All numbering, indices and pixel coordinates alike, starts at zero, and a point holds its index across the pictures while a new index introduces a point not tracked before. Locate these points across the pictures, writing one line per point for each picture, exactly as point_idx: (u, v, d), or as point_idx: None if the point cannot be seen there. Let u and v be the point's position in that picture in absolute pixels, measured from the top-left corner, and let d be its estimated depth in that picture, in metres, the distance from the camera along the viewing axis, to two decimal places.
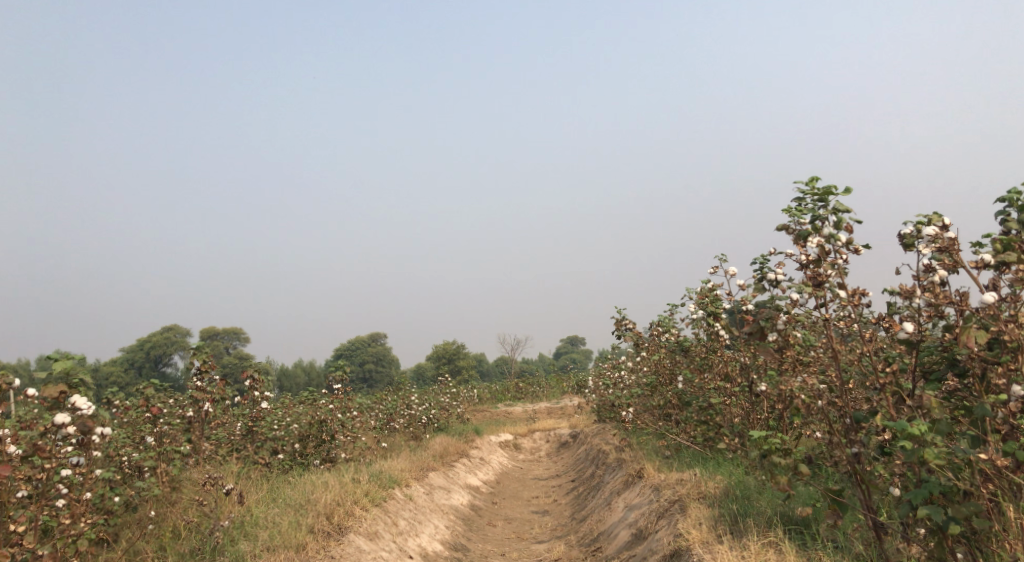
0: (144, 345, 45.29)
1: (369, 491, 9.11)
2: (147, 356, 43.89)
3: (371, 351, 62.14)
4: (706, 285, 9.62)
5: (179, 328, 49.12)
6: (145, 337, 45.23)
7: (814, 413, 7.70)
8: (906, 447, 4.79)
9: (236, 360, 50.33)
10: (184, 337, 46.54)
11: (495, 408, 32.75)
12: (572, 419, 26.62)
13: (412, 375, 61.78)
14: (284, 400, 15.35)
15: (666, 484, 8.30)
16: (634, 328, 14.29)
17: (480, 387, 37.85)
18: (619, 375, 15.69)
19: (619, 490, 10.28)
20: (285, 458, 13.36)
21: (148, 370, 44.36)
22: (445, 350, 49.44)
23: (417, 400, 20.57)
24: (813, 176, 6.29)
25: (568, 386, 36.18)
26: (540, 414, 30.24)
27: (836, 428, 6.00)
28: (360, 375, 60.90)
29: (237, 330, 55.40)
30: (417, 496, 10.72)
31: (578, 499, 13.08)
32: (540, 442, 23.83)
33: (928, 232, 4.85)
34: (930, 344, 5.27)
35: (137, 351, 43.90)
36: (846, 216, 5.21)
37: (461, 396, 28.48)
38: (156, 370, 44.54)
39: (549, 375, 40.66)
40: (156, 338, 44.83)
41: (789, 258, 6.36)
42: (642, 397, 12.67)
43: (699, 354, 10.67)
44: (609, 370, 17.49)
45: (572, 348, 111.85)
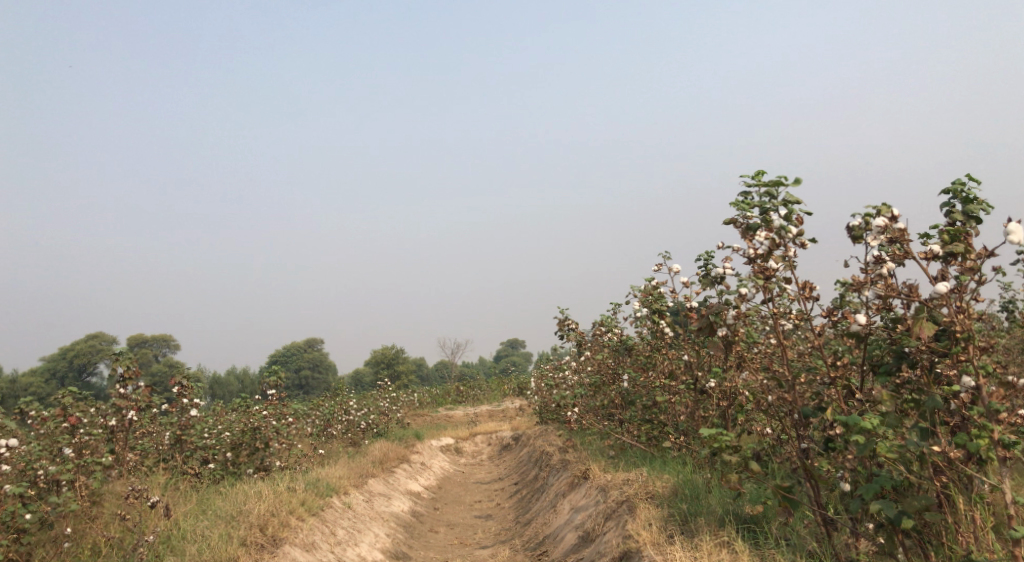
0: (65, 353, 43.11)
1: (306, 500, 8.69)
2: (70, 365, 41.77)
3: (307, 356, 60.70)
4: (650, 283, 9.57)
5: (104, 336, 47.06)
6: (66, 345, 43.13)
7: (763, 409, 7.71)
8: (859, 441, 4.75)
9: (165, 368, 48.37)
10: (109, 345, 44.48)
11: (435, 412, 32.31)
12: (513, 421, 26.44)
13: (350, 381, 60.63)
14: (215, 407, 14.70)
15: (613, 485, 8.17)
16: (577, 328, 14.21)
17: (420, 391, 37.33)
18: (561, 377, 15.58)
19: (564, 492, 10.12)
20: (217, 467, 12.75)
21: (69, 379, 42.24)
22: (384, 355, 48.62)
23: (355, 406, 20.06)
24: (761, 170, 6.27)
25: (509, 389, 36.02)
26: (481, 418, 29.96)
27: (784, 424, 5.96)
28: (296, 381, 59.43)
29: (166, 337, 53.29)
30: (356, 504, 10.34)
31: (522, 502, 12.89)
32: (481, 445, 23.56)
33: (878, 223, 4.85)
34: (877, 337, 5.28)
35: (58, 360, 41.69)
36: (796, 207, 5.15)
37: (400, 400, 27.96)
38: (79, 379, 42.46)
39: (490, 378, 40.40)
40: (79, 346, 42.85)
41: (735, 251, 6.31)
42: (586, 397, 12.57)
43: (643, 353, 10.62)
44: (551, 371, 17.37)
45: (512, 352, 111.78)
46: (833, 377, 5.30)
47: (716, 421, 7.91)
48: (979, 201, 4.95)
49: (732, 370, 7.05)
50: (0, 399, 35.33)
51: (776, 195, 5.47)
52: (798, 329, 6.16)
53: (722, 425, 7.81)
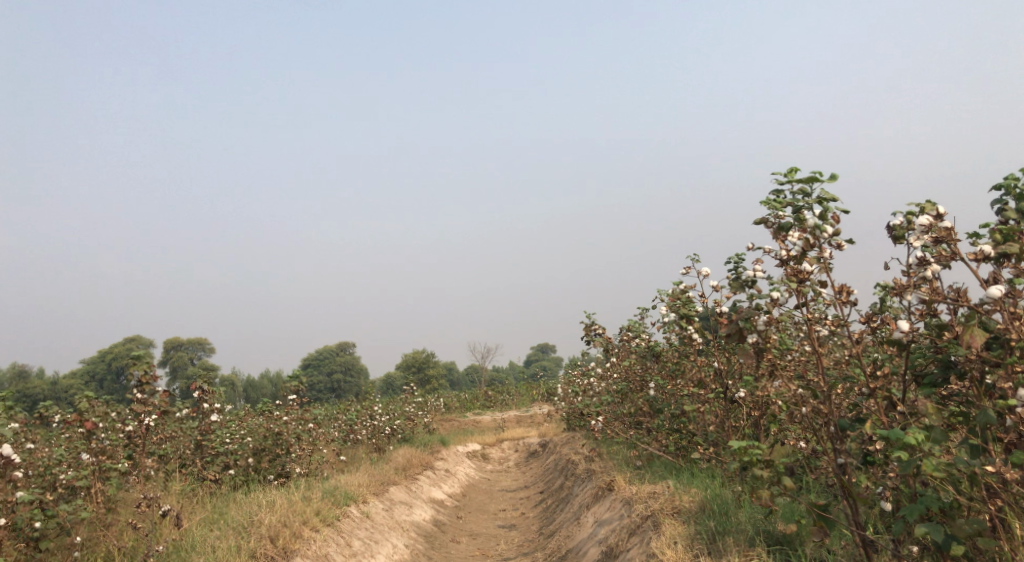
0: (104, 356, 43.92)
1: (320, 510, 8.46)
2: (108, 368, 42.45)
3: (338, 360, 61.00)
4: (677, 287, 9.20)
5: (141, 339, 47.85)
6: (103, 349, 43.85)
7: (801, 419, 7.30)
8: (902, 458, 4.36)
9: (199, 371, 48.92)
10: (146, 349, 45.14)
11: (463, 417, 32.08)
12: (541, 427, 26.10)
13: (380, 385, 60.76)
14: (239, 412, 14.62)
15: (638, 498, 7.81)
16: (604, 333, 13.85)
17: (449, 396, 37.18)
18: (588, 383, 15.23)
19: (588, 503, 9.78)
20: (238, 473, 12.63)
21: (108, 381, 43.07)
22: (415, 360, 48.55)
23: (381, 411, 19.90)
24: (793, 167, 5.91)
25: (538, 394, 35.68)
26: (509, 423, 29.65)
27: (819, 437, 5.57)
28: (327, 385, 59.73)
29: (201, 341, 53.91)
30: (375, 513, 10.11)
31: (546, 512, 12.57)
32: (509, 452, 23.26)
33: (922, 221, 4.48)
34: (921, 345, 4.88)
35: (96, 363, 42.43)
36: (833, 203, 4.79)
37: (428, 405, 27.79)
38: (116, 382, 43.16)
39: (519, 383, 40.08)
40: (117, 350, 43.57)
41: (766, 253, 5.95)
42: (612, 405, 12.21)
43: (671, 360, 10.24)
44: (578, 378, 17.01)
45: (542, 356, 111.23)
46: (872, 388, 4.91)
47: (747, 432, 7.53)
48: None
49: (763, 379, 6.66)
50: (39, 401, 36.01)
51: (810, 193, 5.10)
52: (834, 336, 5.76)
53: (753, 437, 7.43)
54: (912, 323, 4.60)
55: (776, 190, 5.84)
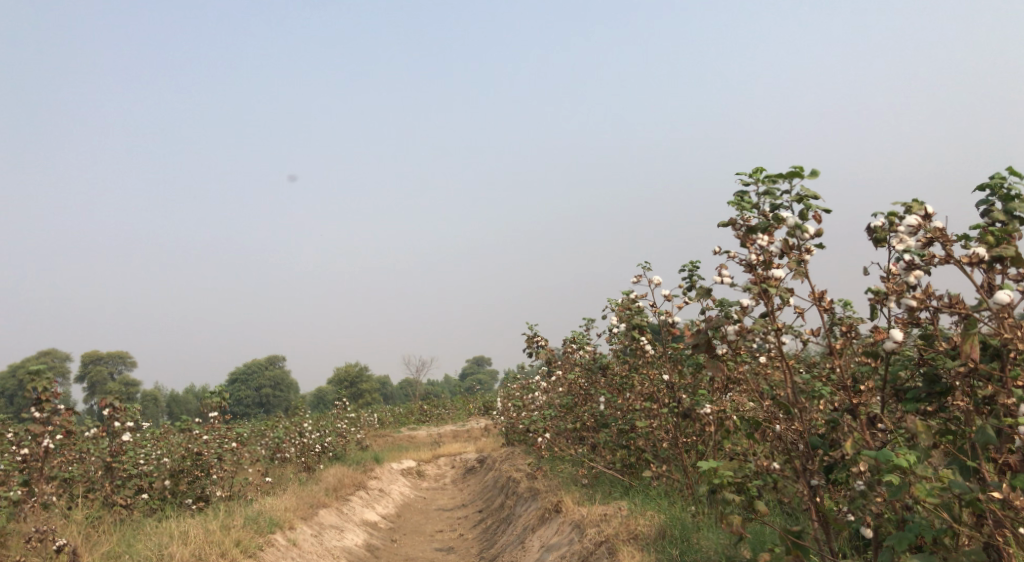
0: (17, 370, 41.31)
1: (241, 540, 7.63)
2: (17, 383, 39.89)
3: (270, 374, 58.96)
4: (627, 297, 8.77)
5: (55, 351, 45.13)
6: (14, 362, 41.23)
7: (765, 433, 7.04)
8: (893, 481, 3.98)
9: (120, 387, 46.46)
10: (61, 363, 42.57)
11: (398, 433, 31.12)
12: (478, 442, 25.47)
13: (311, 400, 58.93)
14: (153, 431, 13.50)
15: (589, 522, 7.30)
16: (547, 345, 13.37)
17: (384, 411, 36.10)
18: (529, 397, 14.72)
19: (533, 526, 9.22)
20: (151, 498, 11.57)
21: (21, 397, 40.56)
22: (348, 373, 47.15)
23: (310, 428, 18.90)
24: (758, 169, 5.59)
25: (474, 408, 35.00)
26: (446, 439, 28.86)
27: (791, 457, 5.16)
28: (256, 400, 57.57)
29: (122, 354, 51.11)
30: (302, 540, 9.31)
31: (486, 534, 11.96)
32: (445, 468, 22.54)
33: (911, 221, 4.15)
34: (905, 356, 4.50)
35: (5, 377, 39.79)
36: (816, 200, 4.40)
37: (361, 421, 26.77)
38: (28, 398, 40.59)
39: (455, 396, 39.31)
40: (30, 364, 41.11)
41: (729, 258, 5.56)
42: (556, 419, 11.73)
43: (618, 373, 9.81)
44: (518, 392, 16.44)
45: (478, 370, 110.46)
46: (854, 404, 4.51)
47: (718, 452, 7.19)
48: (1022, 197, 4.23)
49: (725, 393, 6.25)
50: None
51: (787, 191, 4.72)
52: (806, 346, 5.35)
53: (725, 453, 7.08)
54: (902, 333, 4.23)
55: (741, 192, 5.48)
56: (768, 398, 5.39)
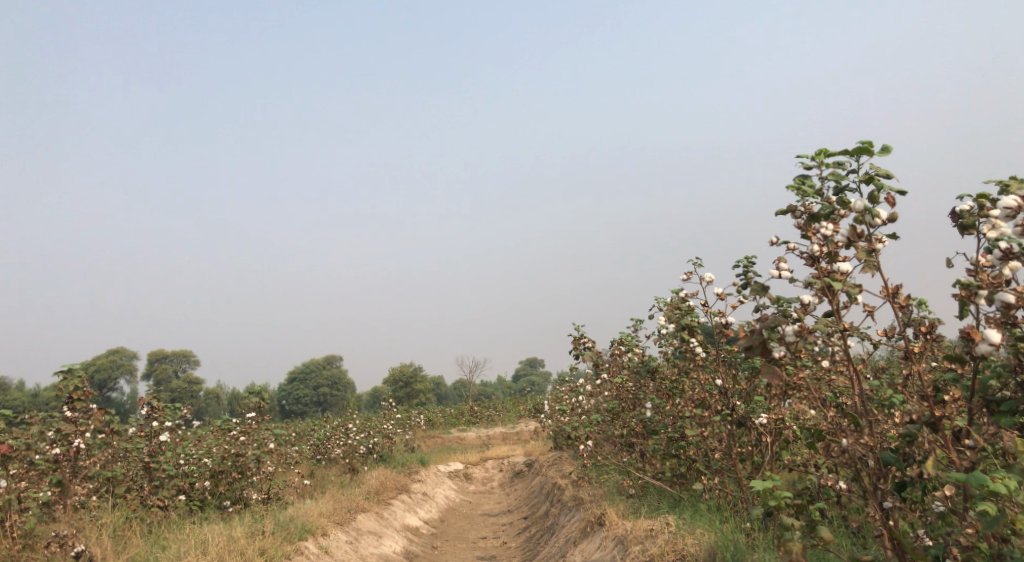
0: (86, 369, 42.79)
1: (266, 548, 7.32)
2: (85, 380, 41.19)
3: (325, 374, 59.62)
4: (676, 296, 8.17)
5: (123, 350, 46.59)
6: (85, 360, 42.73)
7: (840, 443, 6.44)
8: (988, 510, 3.39)
9: (182, 385, 47.60)
10: (128, 361, 43.82)
11: (448, 434, 30.85)
12: (527, 445, 24.95)
13: (365, 400, 59.36)
14: (195, 430, 13.45)
15: (633, 538, 6.76)
16: (594, 346, 12.80)
17: (435, 411, 35.91)
18: (576, 401, 14.16)
19: (575, 538, 8.71)
20: (190, 499, 11.48)
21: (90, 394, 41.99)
22: (400, 373, 47.21)
23: (356, 429, 18.71)
24: (822, 148, 4.94)
25: (525, 410, 34.48)
26: (495, 441, 28.43)
27: (861, 476, 4.52)
28: (312, 399, 58.31)
29: (186, 353, 52.25)
30: (335, 547, 8.99)
31: (530, 543, 11.49)
32: (493, 471, 22.09)
33: (1008, 202, 3.51)
34: (999, 362, 3.82)
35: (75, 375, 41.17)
36: (890, 178, 3.71)
37: (411, 422, 26.57)
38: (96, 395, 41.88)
39: (506, 397, 38.84)
40: (99, 362, 42.63)
41: (787, 249, 4.93)
42: (603, 424, 11.18)
43: (668, 377, 9.21)
44: (566, 395, 15.87)
45: (531, 371, 109.73)
46: (938, 418, 3.85)
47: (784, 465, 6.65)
48: None
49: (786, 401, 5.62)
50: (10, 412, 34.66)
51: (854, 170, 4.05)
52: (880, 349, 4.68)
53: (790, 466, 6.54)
54: (999, 335, 3.56)
55: (802, 175, 4.86)
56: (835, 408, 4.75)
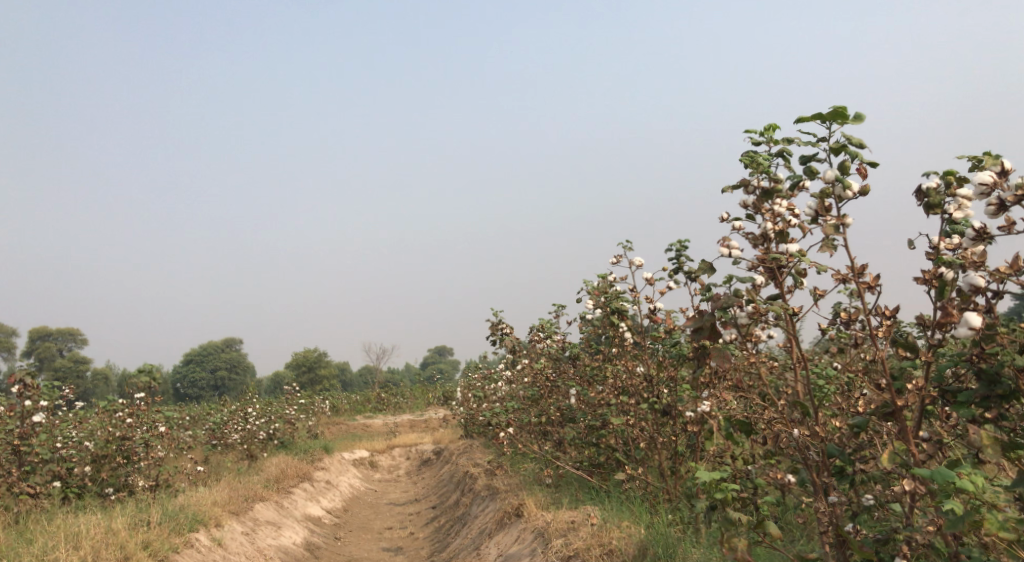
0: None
1: (150, 542, 6.57)
2: None
3: (226, 357, 57.05)
4: (603, 280, 7.88)
5: (3, 327, 43.15)
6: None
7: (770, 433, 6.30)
8: (953, 509, 3.22)
9: (67, 364, 44.41)
10: (8, 338, 40.56)
11: (354, 420, 29.92)
12: (436, 433, 24.43)
13: (267, 385, 57.23)
14: (75, 412, 12.27)
15: (554, 531, 6.41)
16: (511, 332, 12.43)
17: (341, 398, 34.82)
18: (490, 388, 13.76)
19: (489, 531, 8.31)
20: (66, 487, 10.41)
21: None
22: (306, 358, 45.61)
23: (256, 413, 17.72)
24: (771, 124, 4.73)
25: (434, 398, 33.91)
26: (401, 428, 27.71)
27: (809, 470, 4.33)
28: (210, 382, 55.68)
29: (73, 331, 48.71)
30: (230, 539, 8.26)
31: (440, 534, 11.04)
32: (399, 459, 21.46)
33: (983, 177, 3.28)
34: (959, 351, 3.64)
35: None
36: (859, 148, 3.49)
37: (315, 408, 25.57)
38: None
39: (414, 385, 38.09)
40: None
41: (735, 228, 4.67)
42: (518, 412, 10.84)
43: (588, 364, 8.95)
44: (479, 382, 15.47)
45: (440, 360, 109.10)
46: (897, 410, 3.64)
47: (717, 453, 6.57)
48: None
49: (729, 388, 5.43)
50: None
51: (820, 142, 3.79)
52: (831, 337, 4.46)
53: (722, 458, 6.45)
54: (977, 318, 3.32)
55: (753, 150, 4.61)
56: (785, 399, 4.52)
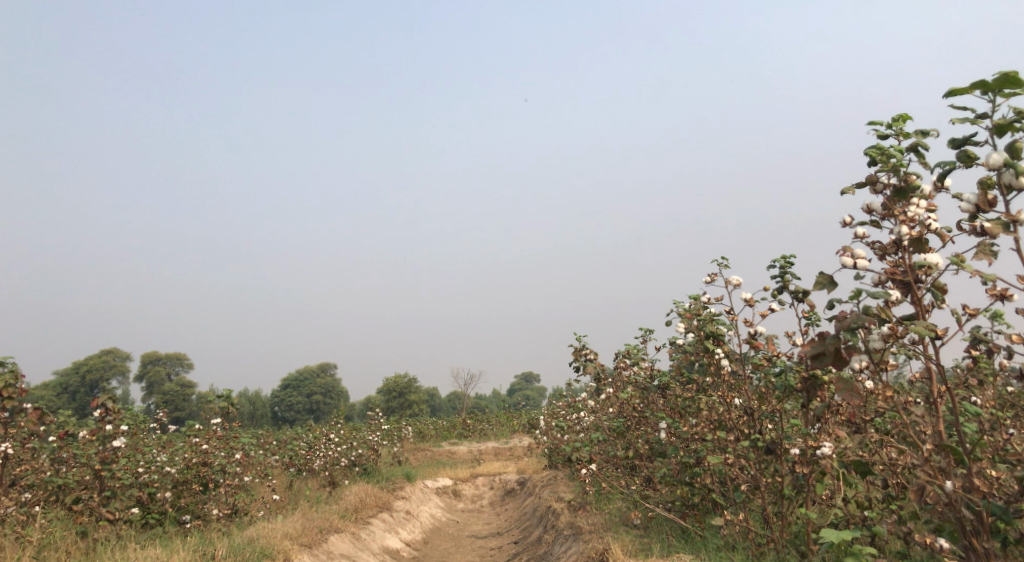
0: (78, 369, 41.70)
1: None
2: (83, 381, 41.13)
3: (319, 382, 58.32)
4: (696, 302, 7.12)
5: (119, 352, 45.64)
6: (82, 361, 42.06)
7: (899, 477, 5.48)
8: None
9: (175, 389, 46.27)
10: (121, 362, 42.86)
11: (439, 447, 29.60)
12: (521, 462, 23.73)
13: (357, 409, 58.06)
14: (159, 437, 12.31)
15: None
16: (597, 359, 11.71)
17: (427, 423, 34.65)
18: (575, 417, 13.02)
19: None
20: (145, 513, 10.34)
21: (81, 395, 40.94)
22: (394, 384, 45.90)
23: (339, 439, 17.56)
24: (900, 113, 3.96)
25: (520, 425, 33.23)
26: (487, 456, 27.15)
27: (970, 529, 3.58)
28: (305, 407, 56.94)
29: (180, 356, 50.82)
30: None
31: None
32: (483, 488, 20.88)
33: None
34: None
35: (71, 376, 40.90)
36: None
37: (401, 434, 25.39)
38: (91, 395, 41.17)
39: (500, 411, 37.55)
40: (93, 360, 41.80)
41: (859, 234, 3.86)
42: (604, 444, 10.10)
43: (680, 394, 8.18)
44: (564, 411, 14.76)
45: (527, 386, 108.60)
46: None
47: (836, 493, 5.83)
48: None
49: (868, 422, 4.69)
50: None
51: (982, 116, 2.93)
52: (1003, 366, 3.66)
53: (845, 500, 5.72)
54: None
55: (880, 143, 3.84)
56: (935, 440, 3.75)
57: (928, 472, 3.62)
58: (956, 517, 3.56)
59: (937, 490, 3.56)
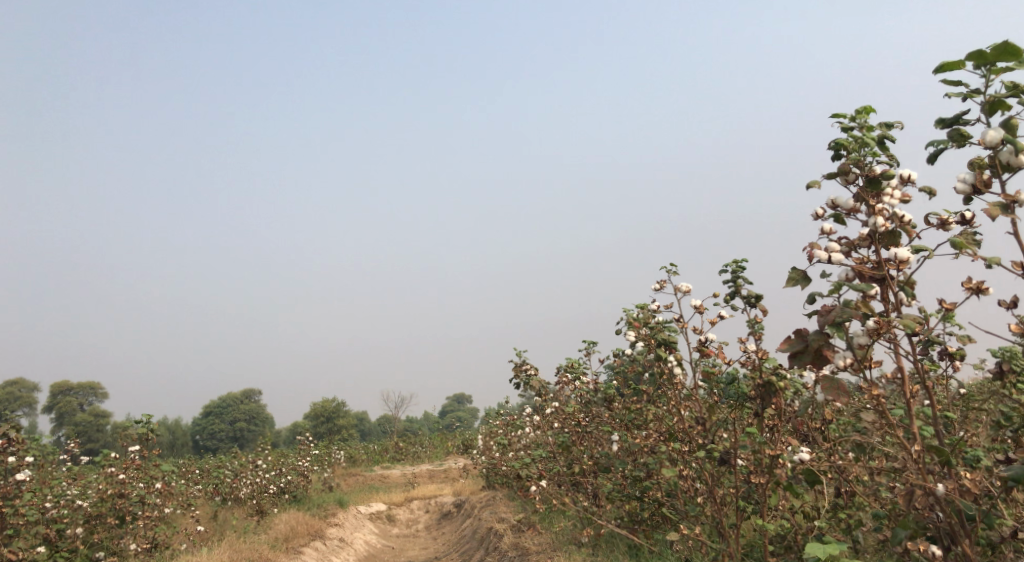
0: None
1: None
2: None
3: (245, 408, 56.26)
4: (644, 310, 6.97)
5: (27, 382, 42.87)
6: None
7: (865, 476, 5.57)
8: None
9: (89, 419, 43.65)
10: (30, 393, 40.21)
11: (371, 472, 28.74)
12: (456, 483, 23.21)
13: (284, 435, 56.14)
14: (68, 468, 11.36)
15: None
16: (537, 374, 11.47)
17: (359, 447, 33.67)
18: (514, 434, 12.73)
19: None
20: (52, 553, 9.46)
21: None
22: (324, 409, 44.60)
23: (267, 466, 16.71)
24: (864, 105, 3.87)
25: (453, 446, 32.68)
26: (421, 479, 26.44)
27: (961, 529, 3.55)
28: (229, 434, 54.63)
29: (94, 385, 48.15)
30: None
31: None
32: (418, 512, 20.27)
33: None
34: None
35: None
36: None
37: (332, 460, 24.51)
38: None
39: (433, 433, 36.83)
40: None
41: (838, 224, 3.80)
42: (547, 460, 9.85)
43: (628, 407, 8.04)
44: (502, 429, 14.46)
45: (459, 407, 107.65)
46: None
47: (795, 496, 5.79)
48: None
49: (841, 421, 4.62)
50: None
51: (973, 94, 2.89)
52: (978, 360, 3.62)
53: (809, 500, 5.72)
54: None
55: (846, 134, 3.75)
56: (918, 442, 3.69)
57: (915, 477, 3.56)
58: (946, 522, 3.52)
59: (926, 494, 3.51)
